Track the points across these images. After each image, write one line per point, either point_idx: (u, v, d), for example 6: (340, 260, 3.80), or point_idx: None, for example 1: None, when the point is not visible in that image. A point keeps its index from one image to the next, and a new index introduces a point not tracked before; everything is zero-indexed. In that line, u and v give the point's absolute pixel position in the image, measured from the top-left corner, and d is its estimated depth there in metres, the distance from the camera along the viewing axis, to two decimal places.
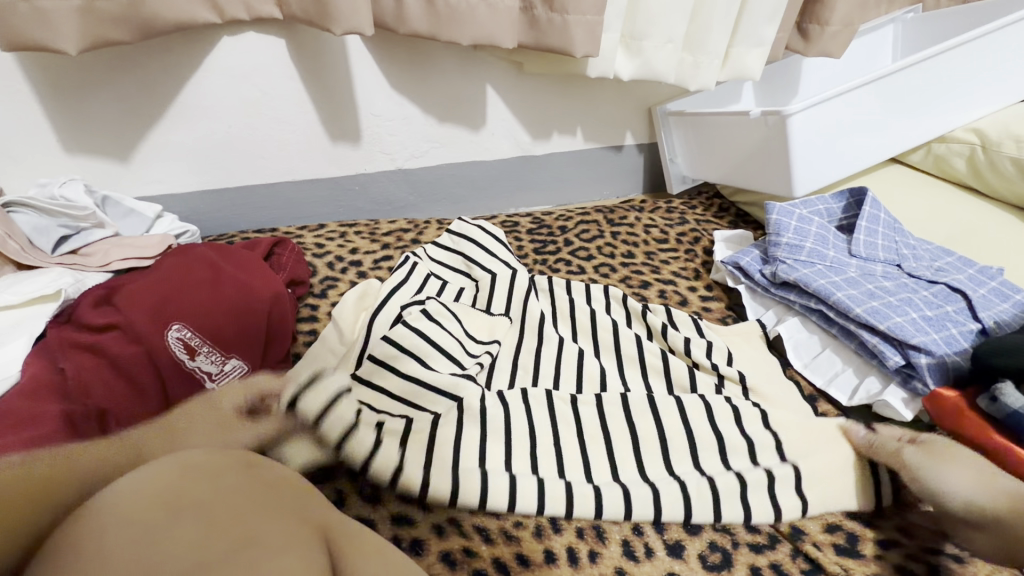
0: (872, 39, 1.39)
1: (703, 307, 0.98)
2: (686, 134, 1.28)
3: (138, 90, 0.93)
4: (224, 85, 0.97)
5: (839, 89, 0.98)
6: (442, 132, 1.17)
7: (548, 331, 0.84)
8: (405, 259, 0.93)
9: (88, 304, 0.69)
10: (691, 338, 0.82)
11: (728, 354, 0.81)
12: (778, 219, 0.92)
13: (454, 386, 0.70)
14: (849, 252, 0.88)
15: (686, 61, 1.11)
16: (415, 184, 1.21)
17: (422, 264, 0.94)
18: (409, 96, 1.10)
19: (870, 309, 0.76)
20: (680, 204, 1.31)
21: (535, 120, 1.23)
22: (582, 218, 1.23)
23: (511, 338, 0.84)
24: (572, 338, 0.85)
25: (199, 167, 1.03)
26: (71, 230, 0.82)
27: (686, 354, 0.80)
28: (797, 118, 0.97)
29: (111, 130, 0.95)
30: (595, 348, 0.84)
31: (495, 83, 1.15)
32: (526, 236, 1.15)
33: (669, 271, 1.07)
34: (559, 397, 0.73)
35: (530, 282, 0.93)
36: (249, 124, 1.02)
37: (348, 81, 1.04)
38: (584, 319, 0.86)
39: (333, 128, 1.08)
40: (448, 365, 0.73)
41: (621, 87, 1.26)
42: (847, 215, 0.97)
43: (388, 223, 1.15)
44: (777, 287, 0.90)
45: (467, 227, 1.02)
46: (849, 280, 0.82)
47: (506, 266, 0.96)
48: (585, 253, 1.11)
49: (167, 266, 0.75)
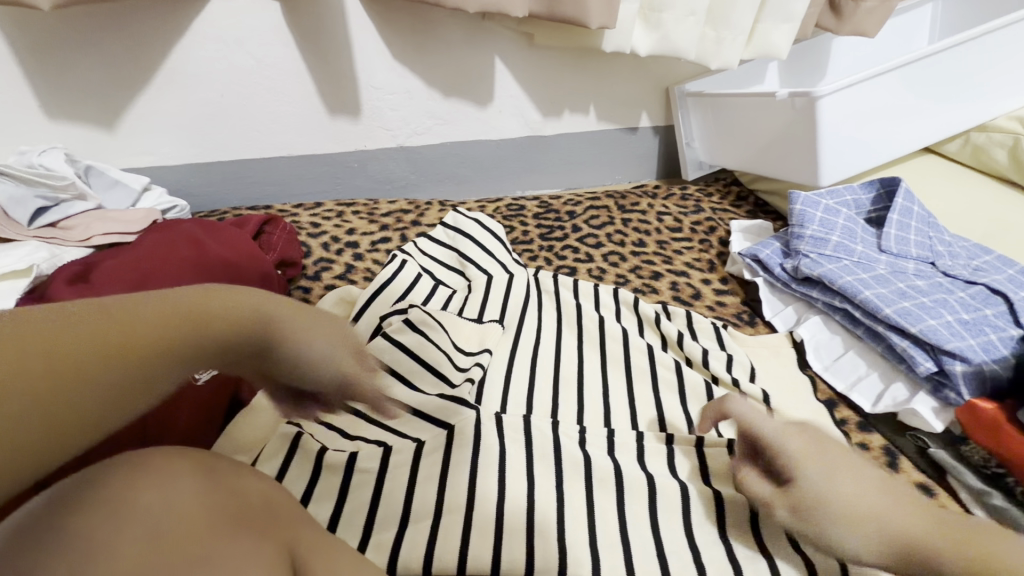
0: (907, 19, 1.30)
1: (718, 301, 0.92)
2: (704, 116, 1.21)
3: (124, 53, 0.88)
4: (214, 50, 0.91)
5: (874, 70, 0.90)
6: (446, 108, 1.10)
7: (547, 345, 0.80)
8: (394, 256, 0.88)
9: (63, 282, 0.64)
10: (709, 350, 0.77)
11: (750, 369, 0.76)
12: (802, 209, 0.86)
13: (441, 411, 0.63)
14: (878, 247, 0.82)
15: (709, 36, 1.04)
16: (417, 163, 1.15)
17: (412, 261, 0.89)
18: (412, 68, 1.03)
19: (901, 310, 0.71)
20: (696, 192, 1.24)
21: (545, 96, 1.17)
22: (592, 203, 1.17)
23: (502, 348, 0.78)
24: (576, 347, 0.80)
25: (190, 139, 0.98)
26: (50, 201, 0.77)
27: (703, 366, 0.76)
28: (829, 100, 0.90)
29: (96, 95, 0.90)
30: (602, 358, 0.79)
31: (504, 56, 1.08)
32: (533, 221, 1.09)
33: (682, 261, 1.02)
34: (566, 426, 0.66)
35: (529, 285, 0.89)
36: (242, 93, 0.96)
37: (347, 50, 0.97)
38: (592, 327, 0.82)
39: (331, 100, 1.02)
40: (436, 384, 0.69)
41: (637, 64, 1.19)
42: (877, 207, 0.91)
43: (388, 204, 1.09)
44: (799, 283, 0.84)
45: (463, 221, 0.97)
46: (879, 278, 0.77)
47: (504, 268, 0.91)
48: (594, 240, 1.06)
49: (149, 244, 0.71)
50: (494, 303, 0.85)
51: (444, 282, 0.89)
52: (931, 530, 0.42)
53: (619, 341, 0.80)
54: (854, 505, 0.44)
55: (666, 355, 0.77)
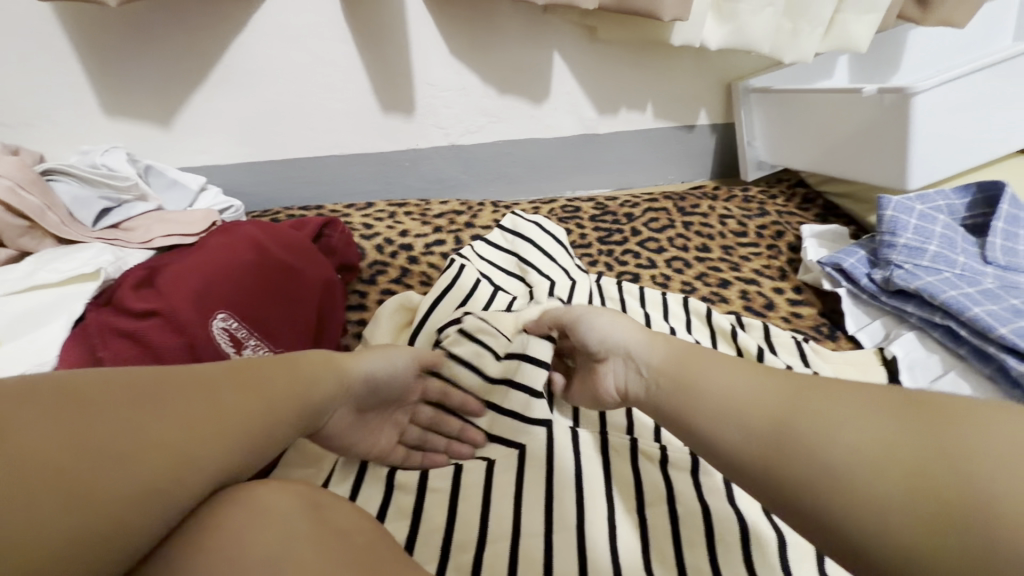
0: (994, 9, 1.20)
1: (793, 312, 0.86)
2: (769, 113, 1.14)
3: (184, 49, 0.86)
4: (271, 47, 0.89)
5: (975, 64, 0.83)
6: (500, 106, 1.06)
7: None
8: (452, 260, 0.85)
9: (128, 287, 0.62)
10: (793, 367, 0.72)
11: None
12: (894, 215, 0.79)
13: (513, 431, 0.60)
14: (982, 259, 0.76)
15: (785, 28, 0.97)
16: (468, 162, 1.11)
17: (471, 265, 0.85)
18: (469, 64, 1.00)
19: (1018, 330, 0.65)
20: (758, 193, 1.18)
21: (602, 93, 1.12)
22: (650, 204, 1.12)
23: None
24: None
25: (244, 138, 0.96)
26: (113, 202, 0.76)
27: None
28: (925, 96, 0.82)
29: (155, 92, 0.89)
30: None
31: (563, 51, 1.03)
32: (589, 224, 1.05)
33: (751, 268, 0.96)
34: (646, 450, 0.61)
35: (593, 292, 0.85)
36: (298, 91, 0.94)
37: (404, 45, 0.94)
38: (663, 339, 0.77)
39: (385, 97, 0.99)
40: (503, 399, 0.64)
41: (700, 58, 1.13)
42: (973, 213, 0.84)
43: (440, 204, 1.06)
44: (889, 295, 0.78)
45: (521, 224, 0.93)
46: (987, 293, 0.70)
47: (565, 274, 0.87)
48: (655, 244, 1.01)
49: (211, 247, 0.68)
50: (558, 310, 0.80)
51: (503, 288, 0.85)
52: (888, 483, 0.32)
53: None
54: (848, 453, 0.34)
55: None
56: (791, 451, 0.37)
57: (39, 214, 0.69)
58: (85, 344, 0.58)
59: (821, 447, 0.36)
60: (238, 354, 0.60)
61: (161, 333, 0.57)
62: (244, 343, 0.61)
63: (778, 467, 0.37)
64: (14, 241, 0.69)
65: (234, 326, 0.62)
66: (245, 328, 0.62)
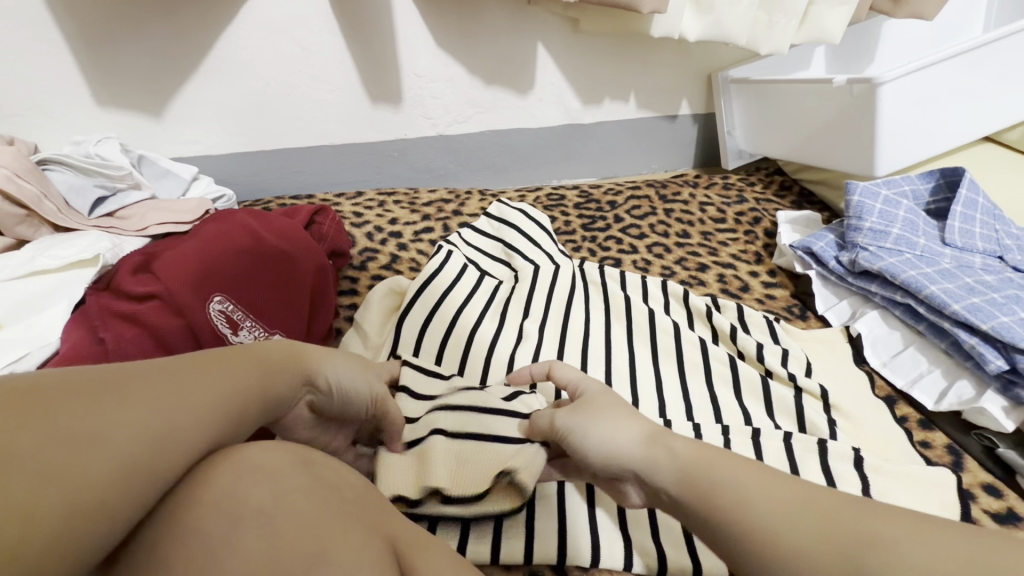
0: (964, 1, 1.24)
1: (766, 294, 0.90)
2: (747, 104, 1.18)
3: (174, 42, 0.88)
4: (261, 39, 0.91)
5: (938, 55, 0.87)
6: (487, 96, 1.09)
7: (598, 337, 0.79)
8: (440, 246, 0.88)
9: (127, 271, 0.65)
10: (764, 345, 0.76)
11: (806, 363, 0.75)
12: (861, 200, 0.83)
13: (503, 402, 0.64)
14: (941, 241, 0.80)
15: (761, 20, 1.00)
16: (456, 152, 1.14)
17: (458, 251, 0.88)
18: (456, 55, 1.02)
19: (970, 306, 0.69)
20: (737, 181, 1.22)
21: (586, 84, 1.14)
22: (633, 192, 1.15)
23: (553, 341, 0.77)
24: (627, 341, 0.79)
25: (235, 128, 0.98)
26: (108, 190, 0.78)
27: (758, 361, 0.74)
28: (891, 87, 0.86)
29: (146, 84, 0.90)
30: (653, 352, 0.77)
31: (547, 42, 1.06)
32: (573, 211, 1.08)
33: (728, 253, 1.00)
34: None
35: (576, 276, 0.88)
36: (287, 82, 0.96)
37: (392, 37, 0.96)
38: (642, 319, 0.80)
39: (374, 88, 1.01)
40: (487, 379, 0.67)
41: (681, 50, 1.16)
42: (936, 198, 0.88)
43: (428, 193, 1.09)
44: (855, 276, 0.82)
45: (508, 211, 0.96)
46: (944, 273, 0.75)
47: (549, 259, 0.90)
48: (637, 231, 1.04)
49: (205, 233, 0.70)
50: (541, 295, 0.84)
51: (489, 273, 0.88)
52: (796, 526, 0.38)
53: (671, 335, 0.78)
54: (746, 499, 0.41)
55: (719, 349, 0.76)
56: (697, 489, 0.43)
57: (36, 203, 0.71)
58: (87, 324, 0.60)
59: (732, 492, 0.42)
60: (235, 335, 0.63)
61: (158, 314, 0.61)
62: (240, 325, 0.64)
63: (703, 510, 0.42)
64: (13, 229, 0.71)
65: (231, 309, 0.65)
66: (240, 311, 0.65)
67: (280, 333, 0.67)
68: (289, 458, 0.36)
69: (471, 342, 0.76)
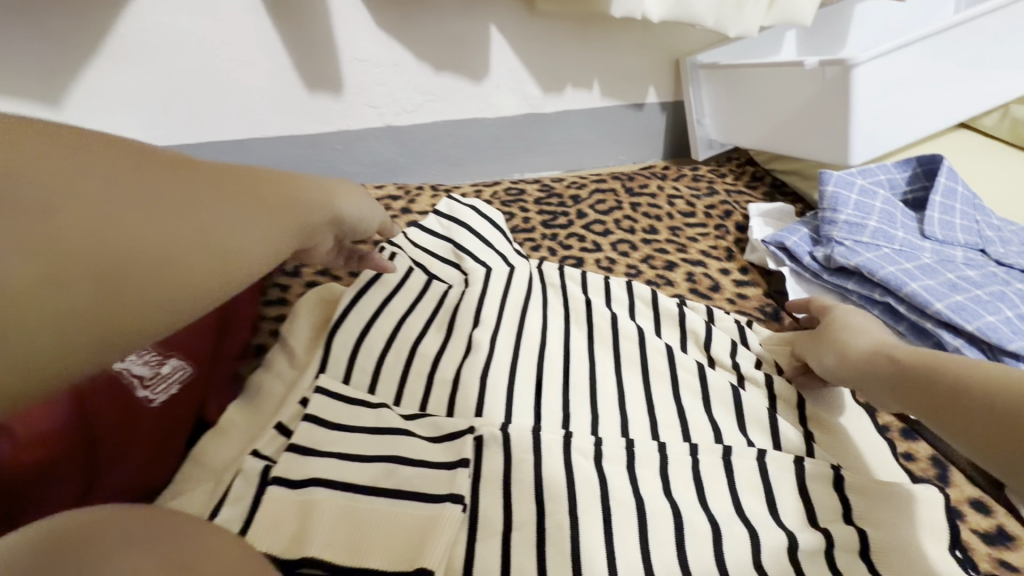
0: None
1: (738, 293, 0.84)
2: (716, 90, 1.11)
3: (68, 19, 0.76)
4: (174, 18, 0.81)
5: (913, 35, 0.81)
6: (438, 83, 1.00)
7: (555, 345, 0.71)
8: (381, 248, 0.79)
9: None
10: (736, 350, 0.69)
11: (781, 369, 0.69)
12: (835, 191, 0.78)
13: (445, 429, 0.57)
14: (920, 234, 0.74)
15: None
16: (406, 144, 1.05)
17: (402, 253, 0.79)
18: (401, 37, 0.93)
19: (953, 304, 0.64)
20: (707, 172, 1.15)
21: (546, 70, 1.06)
22: (597, 186, 1.08)
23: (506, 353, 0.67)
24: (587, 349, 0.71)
25: (149, 119, 0.87)
26: None
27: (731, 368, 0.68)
28: (865, 69, 0.81)
29: (36, 68, 0.79)
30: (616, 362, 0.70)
31: (501, 24, 0.98)
32: (534, 207, 1.00)
33: (698, 249, 0.93)
34: (579, 449, 0.57)
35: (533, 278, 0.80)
36: (208, 67, 0.86)
37: (326, 16, 0.87)
38: (604, 325, 0.73)
39: (308, 73, 0.91)
40: None
41: (646, 33, 1.09)
42: (913, 187, 0.83)
43: (375, 189, 1.00)
44: (831, 273, 0.76)
45: (457, 208, 0.87)
46: (924, 269, 0.69)
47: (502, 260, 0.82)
48: (601, 227, 0.97)
49: None
50: (495, 296, 0.75)
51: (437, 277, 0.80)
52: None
53: (635, 342, 0.71)
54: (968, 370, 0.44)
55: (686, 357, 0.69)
56: (931, 362, 0.48)
57: None
58: None
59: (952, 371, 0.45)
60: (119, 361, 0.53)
61: None
62: None
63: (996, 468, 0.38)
64: None
65: None
66: None
67: (178, 356, 0.57)
68: (166, 552, 0.29)
69: (411, 357, 0.67)
